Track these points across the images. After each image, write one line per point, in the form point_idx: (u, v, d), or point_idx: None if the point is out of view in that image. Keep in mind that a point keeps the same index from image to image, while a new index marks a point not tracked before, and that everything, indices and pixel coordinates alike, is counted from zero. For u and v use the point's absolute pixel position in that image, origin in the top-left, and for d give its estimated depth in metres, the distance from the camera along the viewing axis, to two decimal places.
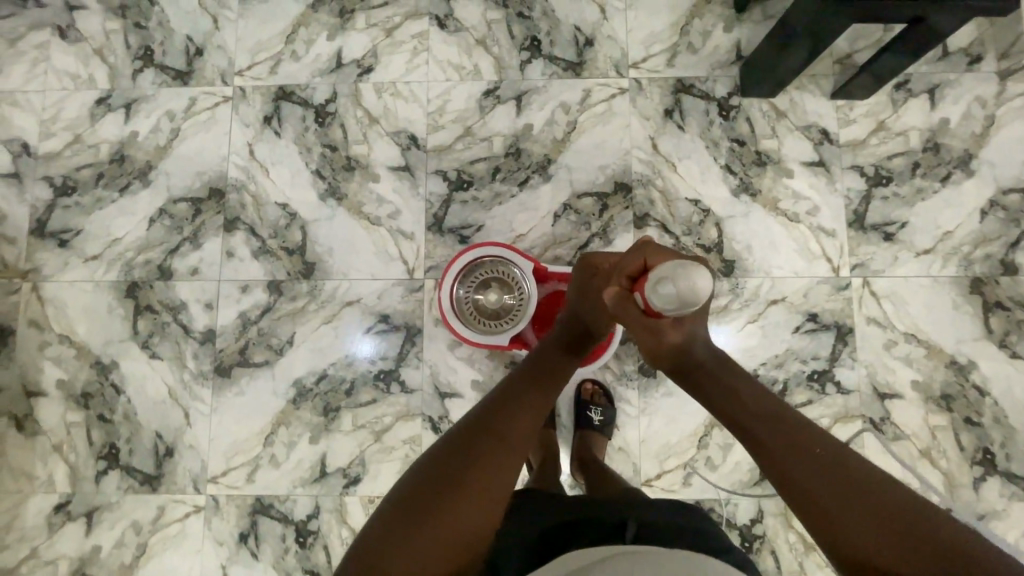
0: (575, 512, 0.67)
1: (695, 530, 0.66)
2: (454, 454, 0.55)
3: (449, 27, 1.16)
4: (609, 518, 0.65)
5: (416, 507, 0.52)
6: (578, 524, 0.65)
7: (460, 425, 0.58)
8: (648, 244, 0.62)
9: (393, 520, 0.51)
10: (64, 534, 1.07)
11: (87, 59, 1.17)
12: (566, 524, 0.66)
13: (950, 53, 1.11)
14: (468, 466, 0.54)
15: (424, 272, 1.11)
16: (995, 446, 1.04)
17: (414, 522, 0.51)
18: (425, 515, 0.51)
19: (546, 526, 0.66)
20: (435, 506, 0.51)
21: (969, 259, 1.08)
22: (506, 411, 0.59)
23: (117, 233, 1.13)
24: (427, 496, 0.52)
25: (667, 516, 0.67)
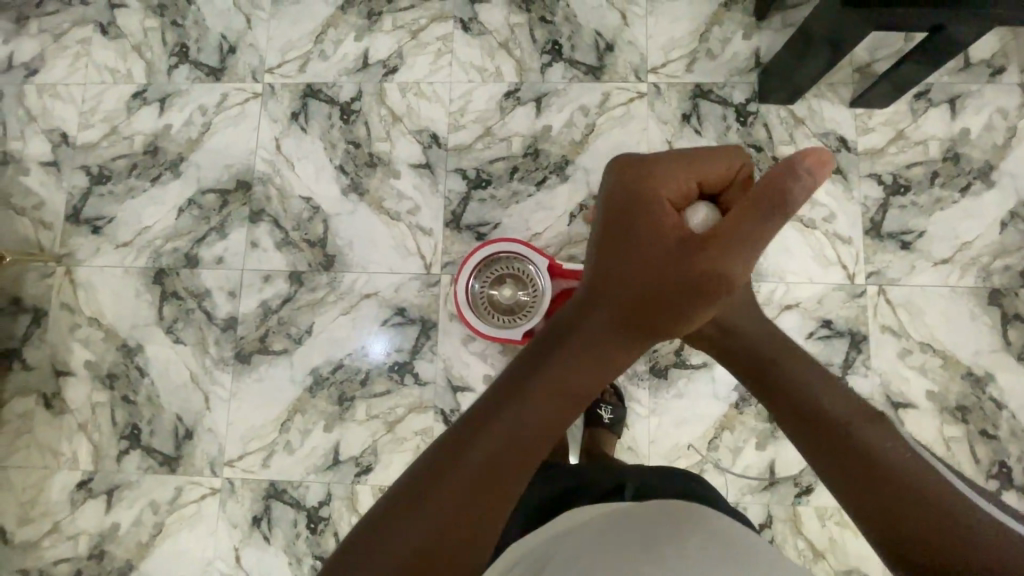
0: (577, 481, 0.76)
1: (689, 489, 0.73)
2: (470, 430, 0.49)
3: (473, 29, 1.19)
4: (607, 484, 0.73)
5: (422, 489, 0.46)
6: (580, 490, 0.73)
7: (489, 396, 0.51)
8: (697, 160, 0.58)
9: (409, 489, 0.46)
10: (85, 510, 1.11)
11: (126, 55, 1.22)
12: (570, 489, 0.74)
13: (972, 64, 1.11)
14: (490, 439, 0.48)
15: (441, 267, 1.13)
16: (1011, 460, 1.02)
17: (424, 498, 0.45)
18: (444, 487, 0.45)
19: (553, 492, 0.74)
20: (455, 478, 0.46)
21: (987, 270, 1.07)
22: (533, 377, 0.52)
23: (147, 221, 1.18)
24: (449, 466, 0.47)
25: (663, 478, 0.75)
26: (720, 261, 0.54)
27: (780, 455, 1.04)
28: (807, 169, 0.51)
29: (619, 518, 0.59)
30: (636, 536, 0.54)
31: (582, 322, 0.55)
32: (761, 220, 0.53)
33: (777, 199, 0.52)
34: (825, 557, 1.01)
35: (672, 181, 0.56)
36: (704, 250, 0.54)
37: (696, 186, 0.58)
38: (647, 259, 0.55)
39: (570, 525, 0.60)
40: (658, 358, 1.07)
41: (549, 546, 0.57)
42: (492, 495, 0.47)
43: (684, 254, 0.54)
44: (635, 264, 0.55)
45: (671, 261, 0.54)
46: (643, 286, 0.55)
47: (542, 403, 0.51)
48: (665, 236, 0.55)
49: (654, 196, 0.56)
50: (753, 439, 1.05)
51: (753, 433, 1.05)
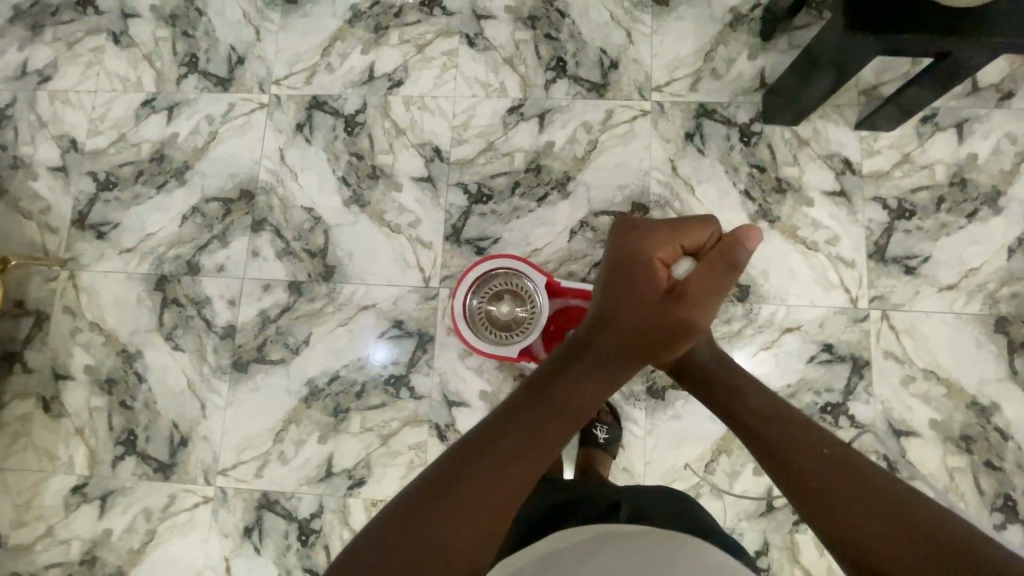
0: (573, 498, 0.74)
1: (686, 515, 0.71)
2: (475, 447, 0.53)
3: (479, 45, 1.19)
4: (603, 504, 0.72)
5: (427, 501, 0.49)
6: (575, 508, 0.72)
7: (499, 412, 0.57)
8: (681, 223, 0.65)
9: (419, 491, 0.50)
10: (79, 515, 1.11)
11: (137, 64, 1.24)
12: (563, 506, 0.73)
13: (980, 88, 1.10)
14: (495, 450, 0.52)
15: (439, 280, 1.13)
16: (1017, 493, 1.00)
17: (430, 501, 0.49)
18: (450, 492, 0.49)
19: (547, 508, 0.73)
20: (460, 483, 0.50)
21: (994, 297, 1.05)
22: (543, 396, 0.58)
23: (151, 228, 1.19)
24: (456, 472, 0.51)
25: (661, 502, 0.73)
26: (689, 316, 0.63)
27: None
28: (744, 245, 0.61)
29: (619, 544, 0.56)
30: (636, 567, 0.51)
31: (590, 353, 0.63)
32: (717, 280, 0.63)
33: (728, 260, 0.62)
34: None
35: (652, 247, 0.65)
36: (677, 306, 0.63)
37: (680, 247, 0.65)
38: (635, 311, 0.64)
39: (567, 547, 0.58)
40: (656, 378, 1.06)
41: (544, 567, 0.54)
42: (494, 510, 0.50)
43: (663, 307, 0.64)
44: (625, 316, 0.64)
45: (652, 313, 0.64)
46: (632, 331, 0.64)
47: (547, 420, 0.56)
48: (646, 292, 0.64)
49: (639, 255, 0.65)
50: (751, 463, 1.03)
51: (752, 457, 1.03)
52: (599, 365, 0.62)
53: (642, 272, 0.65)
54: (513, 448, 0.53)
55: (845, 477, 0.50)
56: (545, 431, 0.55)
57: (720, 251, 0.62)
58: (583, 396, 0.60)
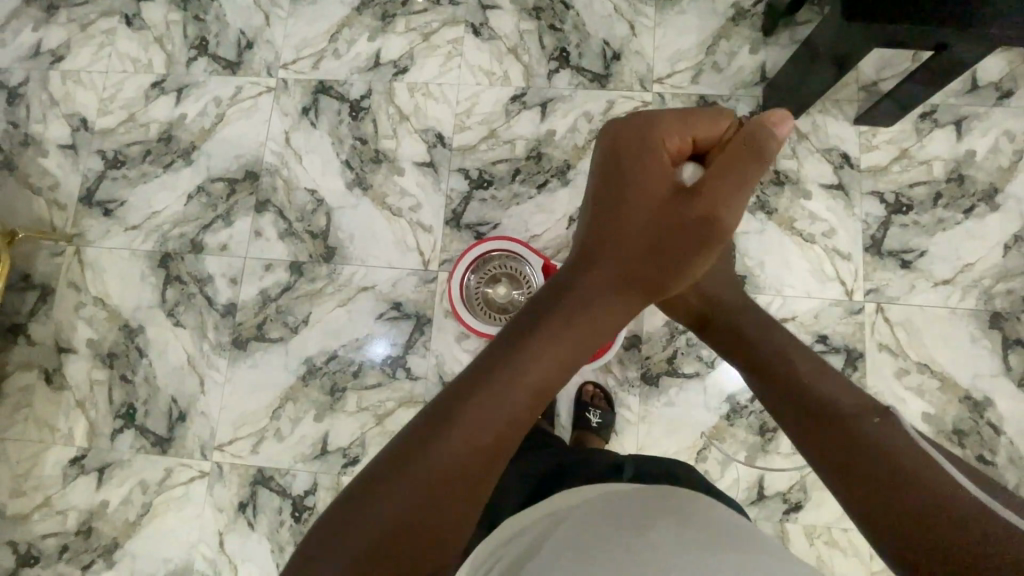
0: (570, 464, 0.75)
1: (683, 479, 0.73)
2: (458, 397, 0.47)
3: (483, 34, 1.21)
4: (603, 467, 0.72)
5: (409, 456, 0.44)
6: (572, 471, 0.72)
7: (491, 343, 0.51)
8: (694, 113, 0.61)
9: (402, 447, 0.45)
10: (76, 486, 1.12)
11: (148, 46, 1.26)
12: (560, 471, 0.74)
13: (979, 86, 1.10)
14: (485, 389, 0.47)
15: (438, 264, 1.14)
16: (1009, 487, 1.00)
17: (415, 454, 0.44)
18: (435, 444, 0.44)
19: (543, 475, 0.73)
20: (445, 431, 0.45)
21: (990, 293, 1.06)
22: (544, 322, 0.53)
23: (157, 206, 1.21)
24: (442, 416, 0.46)
25: (658, 467, 0.75)
26: (710, 211, 0.60)
27: (770, 470, 1.03)
28: (772, 129, 0.59)
29: (620, 498, 0.56)
30: (639, 517, 0.51)
31: (600, 261, 0.59)
32: (741, 173, 0.60)
33: (750, 153, 0.59)
34: None
35: (669, 138, 0.60)
36: (690, 207, 0.60)
37: (692, 141, 0.61)
38: (649, 210, 0.60)
39: (567, 503, 0.58)
40: (650, 365, 1.07)
41: (551, 518, 0.54)
42: (482, 459, 0.45)
43: (677, 207, 0.60)
44: (638, 216, 0.60)
45: (665, 216, 0.60)
46: (647, 231, 0.60)
47: (549, 348, 0.51)
48: (659, 187, 0.60)
49: (655, 149, 0.60)
50: (743, 451, 1.03)
51: (743, 445, 1.04)
52: (608, 277, 0.58)
53: (654, 164, 0.60)
54: (501, 392, 0.47)
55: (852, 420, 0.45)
56: (542, 365, 0.50)
57: (743, 141, 0.60)
58: (593, 312, 0.55)
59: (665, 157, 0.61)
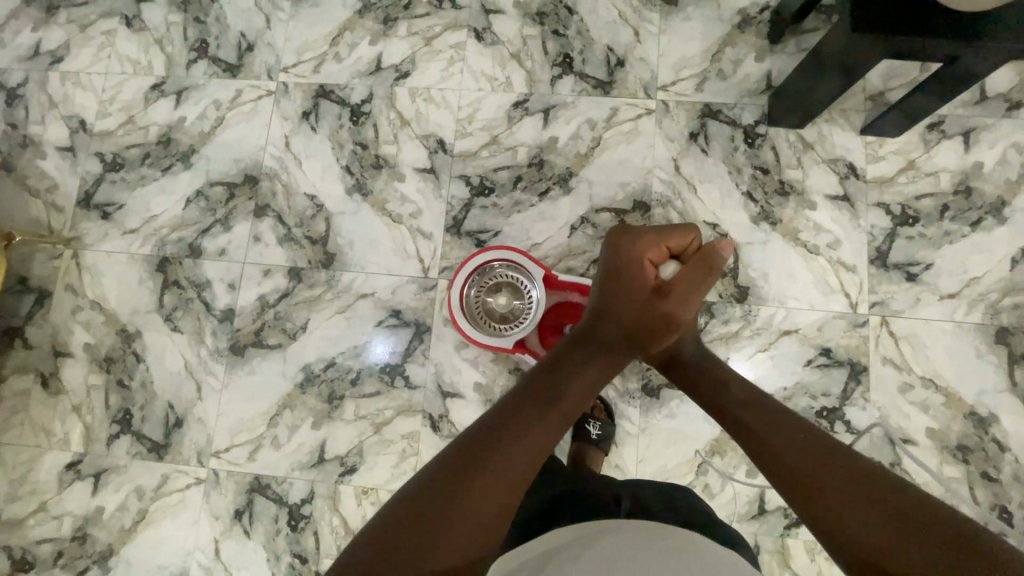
0: (568, 491, 0.74)
1: (683, 511, 0.72)
2: (467, 458, 0.51)
3: (486, 39, 1.20)
4: (603, 498, 0.72)
5: (432, 492, 0.49)
6: (572, 501, 0.71)
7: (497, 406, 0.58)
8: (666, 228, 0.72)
9: (426, 483, 0.49)
10: (72, 492, 1.12)
11: (148, 48, 1.25)
12: (560, 499, 0.73)
13: (988, 97, 1.09)
14: (497, 440, 0.53)
15: (438, 272, 1.13)
16: (1013, 505, 0.99)
17: (437, 489, 0.49)
18: (456, 484, 0.49)
19: (542, 504, 0.72)
20: (466, 472, 0.50)
21: (996, 308, 1.04)
22: (541, 387, 0.60)
23: (156, 210, 1.20)
24: (462, 459, 0.51)
25: (659, 497, 0.74)
26: (675, 310, 0.69)
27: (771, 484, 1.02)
28: (721, 253, 0.71)
29: (619, 532, 0.56)
30: (641, 556, 0.50)
31: (591, 339, 0.67)
32: (700, 280, 0.70)
33: (710, 265, 0.71)
34: None
35: (643, 248, 0.71)
36: (663, 300, 0.69)
37: (665, 249, 0.72)
38: (626, 303, 0.69)
39: (574, 535, 0.57)
40: (651, 377, 1.06)
41: (546, 556, 0.54)
42: (494, 500, 0.49)
43: (650, 303, 0.69)
44: (620, 307, 0.70)
45: (643, 308, 0.69)
46: (623, 326, 0.69)
47: (551, 407, 0.58)
48: (634, 290, 0.70)
49: (632, 254, 0.71)
50: (744, 465, 1.02)
51: (744, 460, 1.02)
52: (595, 356, 0.66)
53: (631, 271, 0.70)
54: (513, 449, 0.52)
55: (823, 460, 0.52)
56: (542, 431, 0.55)
57: (704, 256, 0.71)
58: (583, 385, 0.62)
59: (642, 262, 0.70)
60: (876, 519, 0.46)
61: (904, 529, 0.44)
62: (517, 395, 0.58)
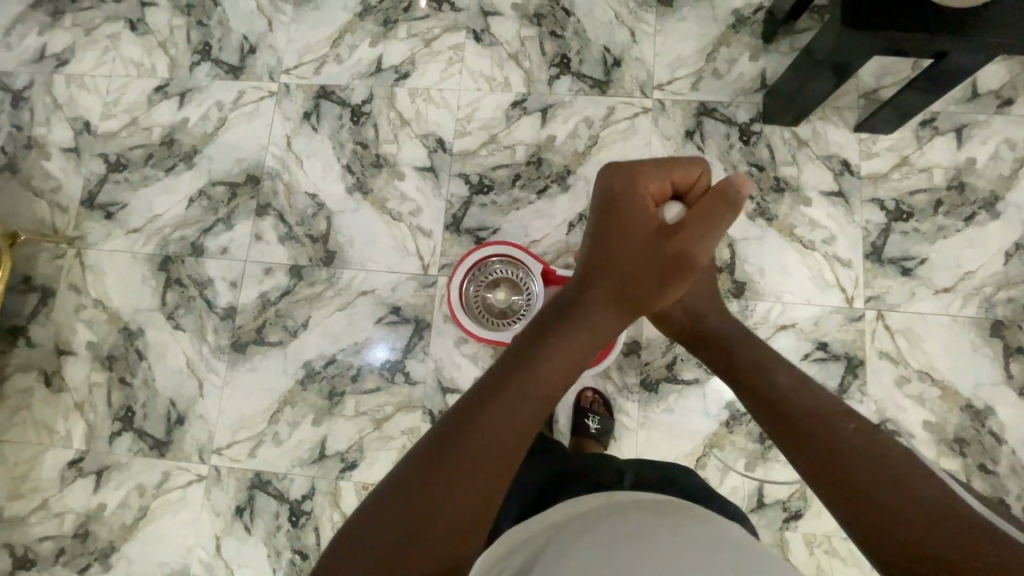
0: (571, 469, 0.74)
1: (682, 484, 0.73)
2: (461, 425, 0.47)
3: (484, 40, 1.22)
4: (605, 471, 0.73)
5: (429, 463, 0.45)
6: (578, 474, 0.72)
7: (500, 364, 0.53)
8: (670, 159, 0.65)
9: (423, 454, 0.46)
10: (74, 489, 1.12)
11: (152, 50, 1.27)
12: (563, 476, 0.73)
13: (980, 94, 1.11)
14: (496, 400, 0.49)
15: (437, 269, 1.14)
16: (1011, 497, 0.99)
17: (433, 465, 0.45)
18: (450, 452, 0.45)
19: (545, 482, 0.73)
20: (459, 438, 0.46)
21: (991, 301, 1.05)
22: (542, 339, 0.56)
23: (158, 210, 1.21)
24: (457, 425, 0.47)
25: (661, 471, 0.75)
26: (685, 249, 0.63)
27: (769, 477, 1.02)
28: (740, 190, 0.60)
29: (624, 507, 0.57)
30: (640, 531, 0.51)
31: (593, 285, 0.62)
32: (716, 211, 0.61)
33: (726, 196, 0.60)
34: None
35: (647, 184, 0.64)
36: (669, 240, 0.63)
37: (670, 184, 0.66)
38: (631, 249, 0.63)
39: (576, 513, 0.57)
40: (649, 371, 1.07)
41: (554, 530, 0.55)
42: (490, 469, 0.45)
43: (655, 244, 0.63)
44: (624, 250, 0.63)
45: (648, 249, 0.63)
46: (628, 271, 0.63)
47: (551, 361, 0.53)
48: (640, 230, 0.64)
49: (631, 193, 0.64)
50: (742, 459, 1.03)
51: (743, 453, 1.03)
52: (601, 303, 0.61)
53: (631, 207, 0.64)
54: (508, 411, 0.48)
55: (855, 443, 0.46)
56: (540, 389, 0.51)
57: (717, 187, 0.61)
58: (586, 334, 0.58)
59: (643, 196, 0.64)
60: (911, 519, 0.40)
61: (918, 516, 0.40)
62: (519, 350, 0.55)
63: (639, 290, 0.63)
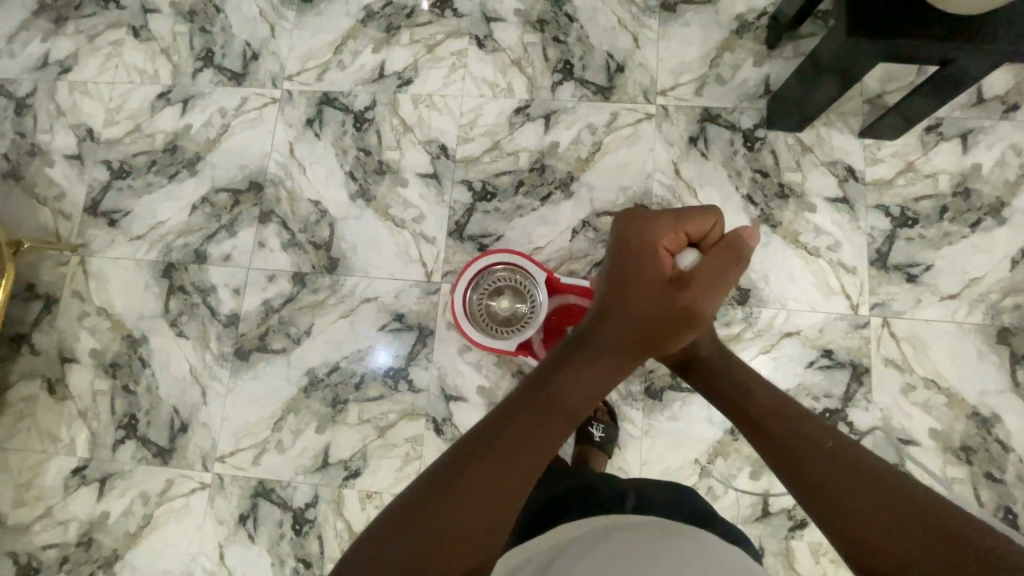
0: (573, 490, 0.74)
1: (685, 505, 0.72)
2: (481, 447, 0.52)
3: (487, 46, 1.22)
4: (606, 493, 0.72)
5: (449, 480, 0.49)
6: (578, 496, 0.72)
7: (516, 392, 0.59)
8: (685, 213, 0.72)
9: (446, 470, 0.50)
10: (78, 497, 1.12)
11: (154, 57, 1.27)
12: (565, 497, 0.73)
13: (985, 99, 1.10)
14: (512, 427, 0.54)
15: (441, 276, 1.14)
16: (1018, 506, 0.98)
17: (454, 482, 0.49)
18: (469, 472, 0.50)
19: (547, 501, 0.72)
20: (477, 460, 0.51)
21: (997, 308, 1.05)
22: (554, 374, 0.61)
23: (161, 217, 1.21)
24: (475, 447, 0.52)
25: (662, 492, 0.74)
26: (694, 301, 0.67)
27: (774, 486, 1.02)
28: (746, 241, 0.71)
29: (623, 529, 0.56)
30: (639, 554, 0.50)
31: (607, 326, 0.66)
32: (728, 265, 0.70)
33: (737, 252, 0.70)
34: None
35: (659, 236, 0.70)
36: (679, 288, 0.67)
37: (683, 235, 0.72)
38: (645, 291, 0.67)
39: (586, 535, 0.57)
40: (653, 379, 1.06)
41: (553, 556, 0.54)
42: (504, 491, 0.50)
43: (668, 291, 0.67)
44: (637, 292, 0.67)
45: (659, 294, 0.67)
46: (640, 313, 0.66)
47: (566, 394, 0.59)
48: (652, 275, 0.68)
49: (643, 243, 0.70)
50: (747, 467, 1.03)
51: (747, 462, 1.03)
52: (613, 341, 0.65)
53: (648, 254, 0.69)
54: (525, 437, 0.53)
55: (846, 470, 0.50)
56: (554, 422, 0.56)
57: (729, 244, 0.71)
58: (596, 369, 0.62)
59: (658, 245, 0.70)
60: (898, 533, 0.43)
61: (903, 530, 0.43)
62: (536, 380, 0.60)
63: (650, 332, 0.66)
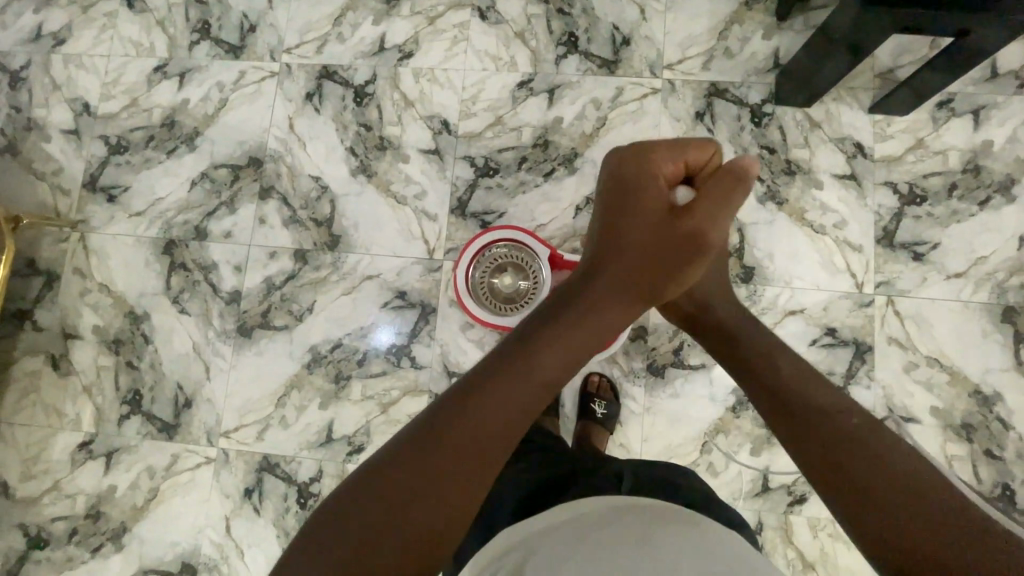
0: (571, 472, 0.73)
1: (682, 491, 0.72)
2: (471, 395, 0.49)
3: (490, 18, 1.19)
4: (605, 474, 0.72)
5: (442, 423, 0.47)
6: (577, 478, 0.71)
7: (510, 344, 0.55)
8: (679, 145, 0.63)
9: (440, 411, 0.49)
10: (84, 471, 1.14)
11: (149, 29, 1.24)
12: (562, 477, 0.72)
13: (998, 74, 1.08)
14: (502, 379, 0.50)
15: (443, 253, 1.14)
16: (1015, 483, 0.99)
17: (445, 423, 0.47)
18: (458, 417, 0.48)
19: (547, 480, 0.72)
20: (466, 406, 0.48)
21: (1002, 287, 1.04)
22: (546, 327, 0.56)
23: (161, 193, 1.20)
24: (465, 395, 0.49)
25: (663, 476, 0.74)
26: (700, 228, 0.60)
27: (775, 461, 1.02)
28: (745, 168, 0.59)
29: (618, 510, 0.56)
30: (629, 533, 0.51)
31: (605, 273, 0.61)
32: (728, 197, 0.59)
33: (740, 176, 0.59)
34: (814, 569, 0.99)
35: (659, 167, 0.62)
36: (680, 221, 0.60)
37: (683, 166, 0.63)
38: (641, 231, 0.61)
39: (574, 512, 0.57)
40: (656, 356, 1.06)
41: (547, 534, 0.54)
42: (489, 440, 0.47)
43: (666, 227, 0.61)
44: (634, 232, 0.61)
45: (656, 232, 0.61)
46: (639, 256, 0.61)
47: (556, 352, 0.54)
48: (650, 215, 0.61)
49: (639, 178, 0.62)
50: (748, 444, 1.03)
51: (748, 438, 1.03)
52: (612, 289, 0.60)
53: (644, 193, 0.62)
54: (510, 391, 0.50)
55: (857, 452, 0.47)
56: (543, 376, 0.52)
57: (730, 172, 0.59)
58: (598, 318, 0.58)
59: (650, 182, 0.62)
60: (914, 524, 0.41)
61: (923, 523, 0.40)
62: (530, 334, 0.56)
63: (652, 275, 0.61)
